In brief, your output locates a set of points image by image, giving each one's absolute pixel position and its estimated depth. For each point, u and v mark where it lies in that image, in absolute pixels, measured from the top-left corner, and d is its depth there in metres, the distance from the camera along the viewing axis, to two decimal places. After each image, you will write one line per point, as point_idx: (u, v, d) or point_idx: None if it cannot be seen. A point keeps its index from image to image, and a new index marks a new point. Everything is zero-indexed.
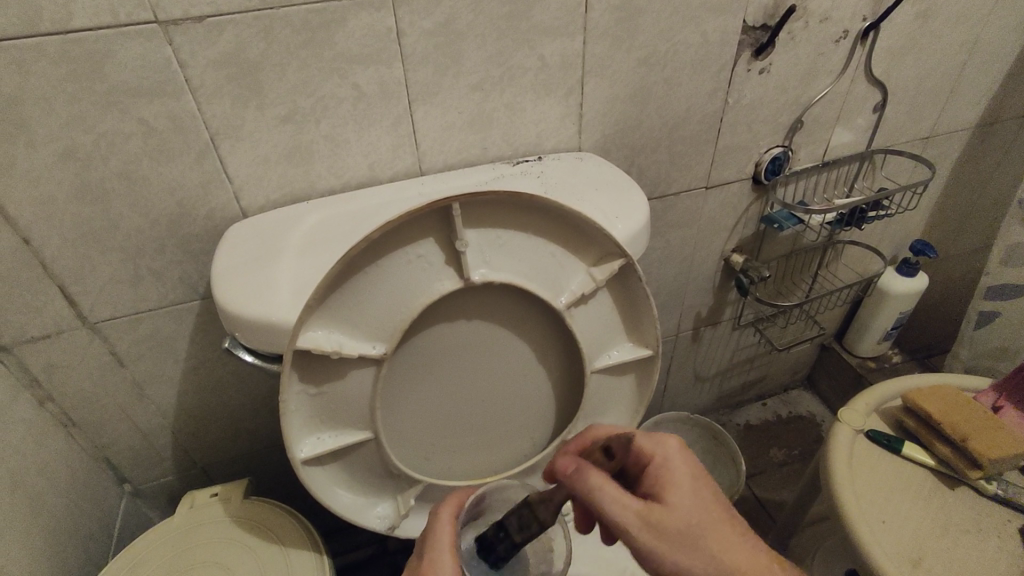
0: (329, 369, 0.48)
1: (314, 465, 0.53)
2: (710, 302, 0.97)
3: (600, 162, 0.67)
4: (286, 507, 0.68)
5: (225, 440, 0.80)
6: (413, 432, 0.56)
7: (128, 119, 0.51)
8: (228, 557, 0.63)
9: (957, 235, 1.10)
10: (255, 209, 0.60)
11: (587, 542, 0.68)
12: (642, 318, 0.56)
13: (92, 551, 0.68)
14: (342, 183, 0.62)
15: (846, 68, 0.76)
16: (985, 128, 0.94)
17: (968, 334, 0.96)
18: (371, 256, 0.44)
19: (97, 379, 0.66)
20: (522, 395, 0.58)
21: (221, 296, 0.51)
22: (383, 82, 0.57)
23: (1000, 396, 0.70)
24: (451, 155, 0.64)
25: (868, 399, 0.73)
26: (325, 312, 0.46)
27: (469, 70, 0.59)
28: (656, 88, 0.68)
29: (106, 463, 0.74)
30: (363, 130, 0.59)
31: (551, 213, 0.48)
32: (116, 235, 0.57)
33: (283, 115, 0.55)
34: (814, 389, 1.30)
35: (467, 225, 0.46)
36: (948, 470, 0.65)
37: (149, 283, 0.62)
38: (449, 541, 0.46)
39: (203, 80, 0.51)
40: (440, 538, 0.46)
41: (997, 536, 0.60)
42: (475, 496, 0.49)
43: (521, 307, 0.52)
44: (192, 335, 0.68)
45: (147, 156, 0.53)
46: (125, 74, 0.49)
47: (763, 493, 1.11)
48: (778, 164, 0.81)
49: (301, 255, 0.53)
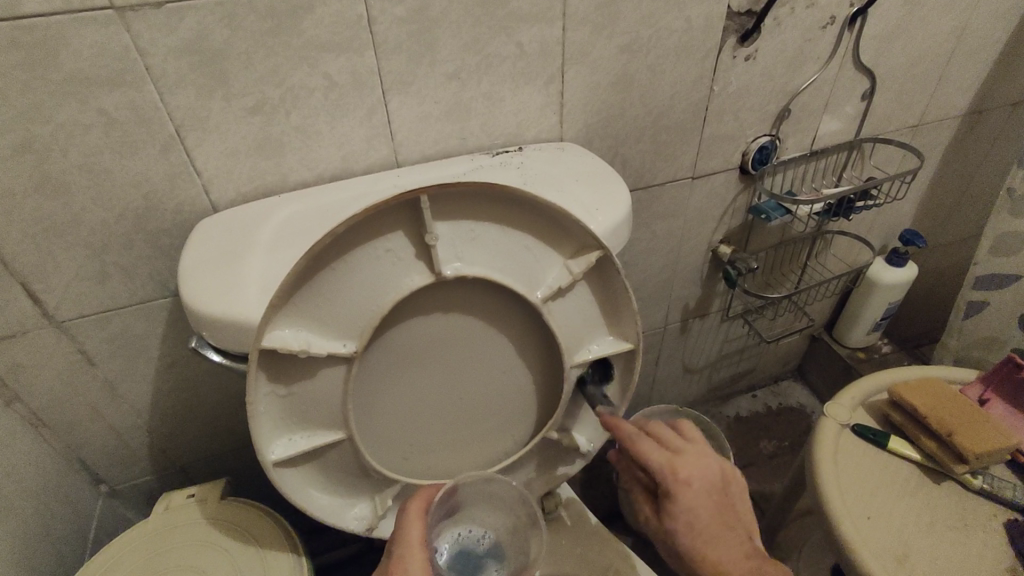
0: (298, 368, 0.47)
1: (287, 467, 0.51)
2: (698, 293, 0.96)
3: (582, 152, 0.65)
4: (251, 504, 0.67)
5: (204, 439, 0.78)
6: (388, 431, 0.54)
7: (87, 109, 0.49)
8: (201, 559, 0.61)
9: (946, 225, 1.10)
10: (225, 203, 0.59)
11: (573, 537, 0.67)
12: (621, 312, 0.54)
13: (65, 553, 0.67)
14: (315, 175, 0.60)
15: (834, 54, 0.75)
16: (976, 116, 0.93)
17: (956, 325, 0.95)
18: (338, 251, 0.43)
19: (67, 379, 0.65)
20: (502, 391, 0.57)
21: (186, 294, 0.50)
22: (355, 71, 0.55)
23: (986, 388, 0.69)
24: (428, 145, 0.63)
25: (853, 392, 0.72)
26: (291, 310, 0.44)
27: (445, 58, 0.57)
28: (639, 76, 0.66)
29: (80, 463, 0.72)
30: (336, 121, 0.57)
31: (526, 205, 0.47)
32: (80, 230, 0.55)
33: (251, 106, 0.53)
34: (804, 380, 1.29)
35: (438, 218, 0.45)
36: (933, 464, 0.64)
37: (116, 280, 0.60)
38: (419, 535, 0.49)
39: (165, 68, 0.49)
40: (410, 533, 0.49)
41: (982, 531, 0.59)
42: (443, 490, 0.53)
43: (497, 302, 0.51)
44: (164, 333, 0.66)
45: (109, 148, 0.51)
46: (81, 62, 0.47)
47: (753, 485, 1.11)
48: (765, 153, 0.80)
49: (270, 250, 0.52)
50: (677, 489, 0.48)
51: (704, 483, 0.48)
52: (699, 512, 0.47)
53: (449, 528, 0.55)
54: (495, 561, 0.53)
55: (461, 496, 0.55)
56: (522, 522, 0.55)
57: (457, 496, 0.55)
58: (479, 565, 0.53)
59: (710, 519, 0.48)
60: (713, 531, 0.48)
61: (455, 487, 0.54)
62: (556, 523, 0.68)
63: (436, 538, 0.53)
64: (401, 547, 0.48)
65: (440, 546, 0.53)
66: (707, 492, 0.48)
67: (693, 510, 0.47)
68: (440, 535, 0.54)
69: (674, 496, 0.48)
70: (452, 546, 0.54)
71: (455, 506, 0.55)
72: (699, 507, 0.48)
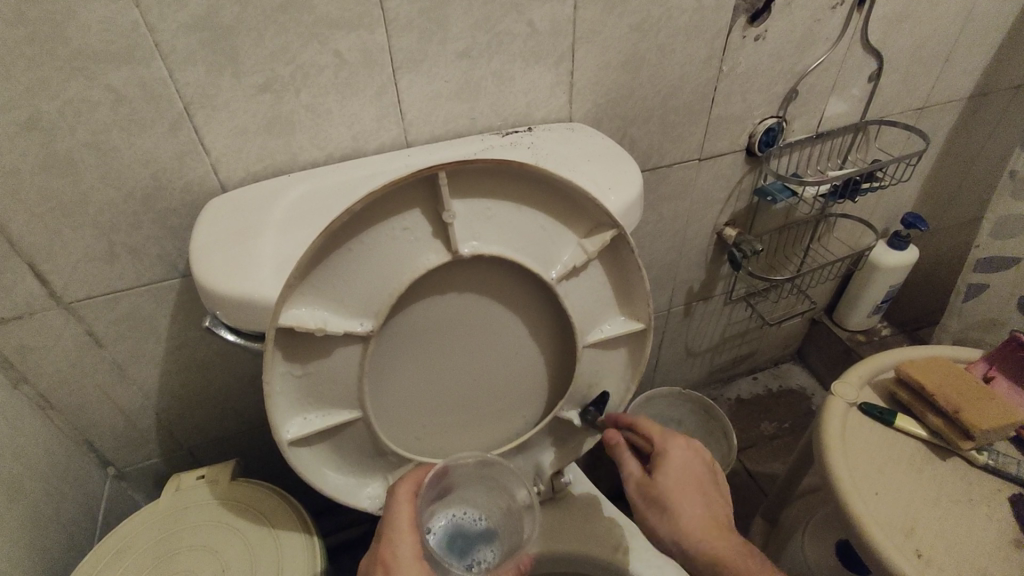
0: (313, 347, 0.46)
1: (302, 446, 0.52)
2: (702, 276, 0.97)
3: (591, 133, 0.65)
4: (249, 481, 0.68)
5: (211, 421, 0.78)
6: (401, 411, 0.54)
7: (95, 86, 0.48)
8: (214, 539, 0.62)
9: (948, 209, 1.10)
10: (234, 182, 0.58)
11: (584, 515, 0.68)
12: (634, 292, 0.54)
13: (76, 535, 0.67)
14: (325, 155, 0.60)
15: (843, 35, 0.75)
16: (980, 99, 0.93)
17: (956, 308, 0.96)
18: (356, 229, 0.43)
19: (75, 361, 0.64)
20: (513, 371, 0.57)
21: (200, 274, 0.49)
22: (365, 48, 0.54)
23: (990, 366, 0.71)
24: (438, 125, 0.62)
25: (861, 371, 0.73)
26: (308, 289, 0.44)
27: (456, 36, 0.57)
28: (649, 55, 0.66)
29: (87, 445, 0.72)
30: (346, 99, 0.57)
31: (541, 183, 0.47)
32: (88, 210, 0.55)
33: (261, 83, 0.53)
34: (804, 363, 1.30)
35: (455, 196, 0.44)
36: (939, 441, 0.65)
37: (125, 261, 0.59)
38: (408, 523, 0.50)
39: (173, 44, 0.48)
40: (399, 520, 0.50)
41: (986, 505, 0.60)
42: (432, 472, 0.53)
43: (511, 280, 0.51)
44: (172, 314, 0.66)
45: (116, 126, 0.51)
46: (88, 37, 0.46)
47: (753, 466, 1.13)
48: (772, 135, 0.80)
49: (283, 229, 0.51)
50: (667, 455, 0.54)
51: (693, 455, 0.55)
52: (682, 480, 0.53)
53: (441, 508, 0.56)
54: (486, 543, 0.55)
55: (452, 477, 0.56)
56: (518, 501, 0.57)
57: (451, 476, 0.56)
58: (472, 545, 0.54)
59: (692, 495, 0.52)
60: (686, 490, 0.52)
61: (445, 468, 0.55)
62: (567, 501, 0.69)
63: (430, 519, 0.55)
64: (389, 533, 0.49)
65: (434, 527, 0.55)
66: (694, 465, 0.54)
67: (677, 475, 0.53)
68: (433, 516, 0.55)
69: (667, 458, 0.54)
70: (445, 527, 0.55)
71: (448, 488, 0.56)
72: (684, 465, 0.53)
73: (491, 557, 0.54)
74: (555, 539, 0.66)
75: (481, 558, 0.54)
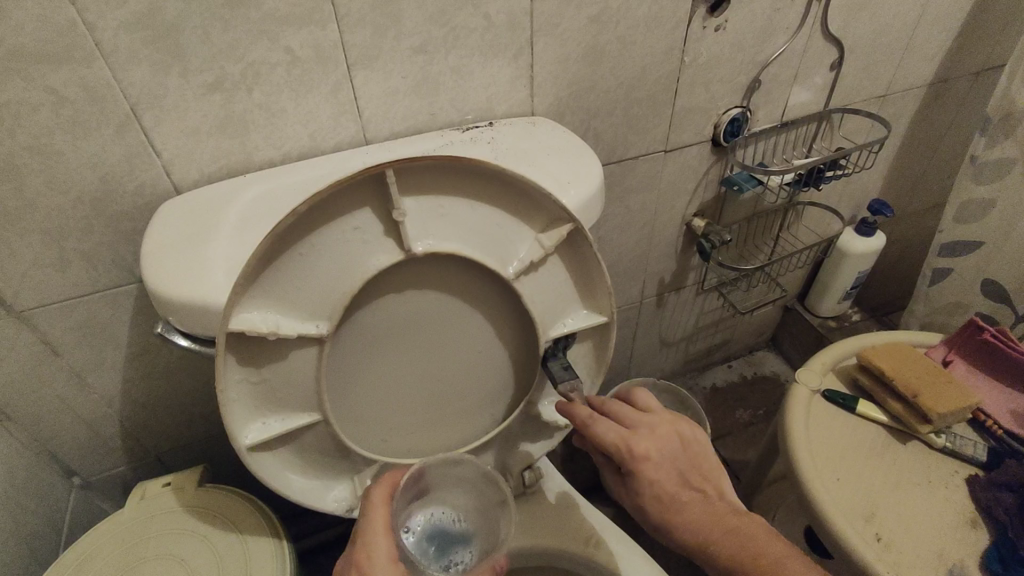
0: (269, 351, 0.46)
1: (261, 450, 0.51)
2: (673, 267, 0.97)
3: (552, 126, 0.64)
4: (218, 488, 0.67)
5: (179, 427, 0.77)
6: (362, 412, 0.54)
7: (33, 87, 0.47)
8: (179, 547, 0.61)
9: (914, 194, 1.12)
10: (188, 185, 0.57)
11: (556, 509, 0.68)
12: (594, 285, 0.54)
13: (39, 547, 0.66)
14: (282, 154, 0.59)
15: (803, 24, 0.75)
16: (942, 85, 0.94)
17: (923, 293, 0.98)
18: (304, 230, 0.42)
19: (32, 371, 0.63)
20: (476, 367, 0.56)
21: (150, 279, 0.48)
22: (317, 45, 0.53)
23: (950, 350, 0.72)
24: (398, 121, 0.61)
25: (824, 358, 0.74)
26: (259, 291, 0.43)
27: (411, 30, 0.56)
28: (609, 47, 0.66)
29: (50, 455, 0.71)
30: (300, 97, 0.56)
31: (493, 178, 0.46)
32: (35, 215, 0.53)
33: (210, 82, 0.51)
34: (778, 349, 1.32)
35: (403, 194, 0.44)
36: (899, 425, 0.66)
37: (76, 267, 0.58)
38: (383, 523, 0.50)
39: (115, 43, 0.47)
40: (374, 519, 0.50)
41: (945, 488, 0.62)
42: (409, 475, 0.54)
43: (469, 277, 0.50)
44: (131, 321, 0.64)
45: (61, 129, 0.49)
46: (24, 36, 0.44)
47: (728, 453, 1.15)
48: (737, 124, 0.80)
49: (236, 232, 0.50)
50: (646, 431, 0.50)
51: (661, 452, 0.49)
52: (676, 462, 0.49)
53: (420, 510, 0.55)
54: (465, 543, 0.53)
55: (429, 479, 0.56)
56: (493, 504, 0.56)
57: (428, 479, 0.56)
58: (450, 545, 0.53)
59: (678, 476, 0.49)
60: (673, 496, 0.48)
61: (422, 469, 0.55)
62: (538, 496, 0.69)
63: (407, 520, 0.54)
64: (364, 535, 0.49)
65: (411, 528, 0.54)
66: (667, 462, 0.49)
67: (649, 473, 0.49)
68: (411, 517, 0.54)
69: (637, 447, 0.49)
70: (424, 528, 0.54)
71: (426, 490, 0.56)
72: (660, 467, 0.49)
73: (468, 558, 0.52)
74: (525, 535, 0.66)
75: (459, 560, 0.52)
